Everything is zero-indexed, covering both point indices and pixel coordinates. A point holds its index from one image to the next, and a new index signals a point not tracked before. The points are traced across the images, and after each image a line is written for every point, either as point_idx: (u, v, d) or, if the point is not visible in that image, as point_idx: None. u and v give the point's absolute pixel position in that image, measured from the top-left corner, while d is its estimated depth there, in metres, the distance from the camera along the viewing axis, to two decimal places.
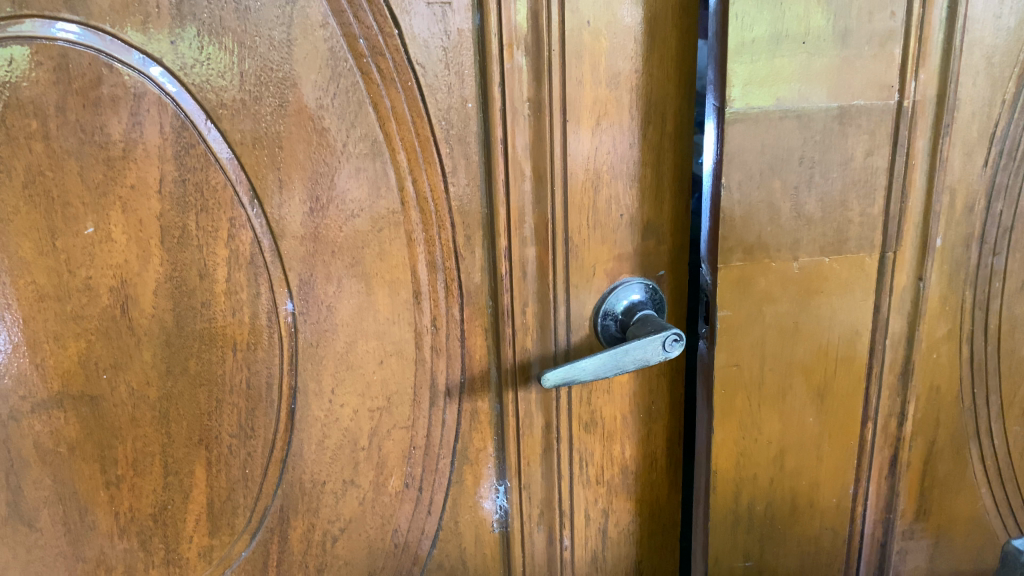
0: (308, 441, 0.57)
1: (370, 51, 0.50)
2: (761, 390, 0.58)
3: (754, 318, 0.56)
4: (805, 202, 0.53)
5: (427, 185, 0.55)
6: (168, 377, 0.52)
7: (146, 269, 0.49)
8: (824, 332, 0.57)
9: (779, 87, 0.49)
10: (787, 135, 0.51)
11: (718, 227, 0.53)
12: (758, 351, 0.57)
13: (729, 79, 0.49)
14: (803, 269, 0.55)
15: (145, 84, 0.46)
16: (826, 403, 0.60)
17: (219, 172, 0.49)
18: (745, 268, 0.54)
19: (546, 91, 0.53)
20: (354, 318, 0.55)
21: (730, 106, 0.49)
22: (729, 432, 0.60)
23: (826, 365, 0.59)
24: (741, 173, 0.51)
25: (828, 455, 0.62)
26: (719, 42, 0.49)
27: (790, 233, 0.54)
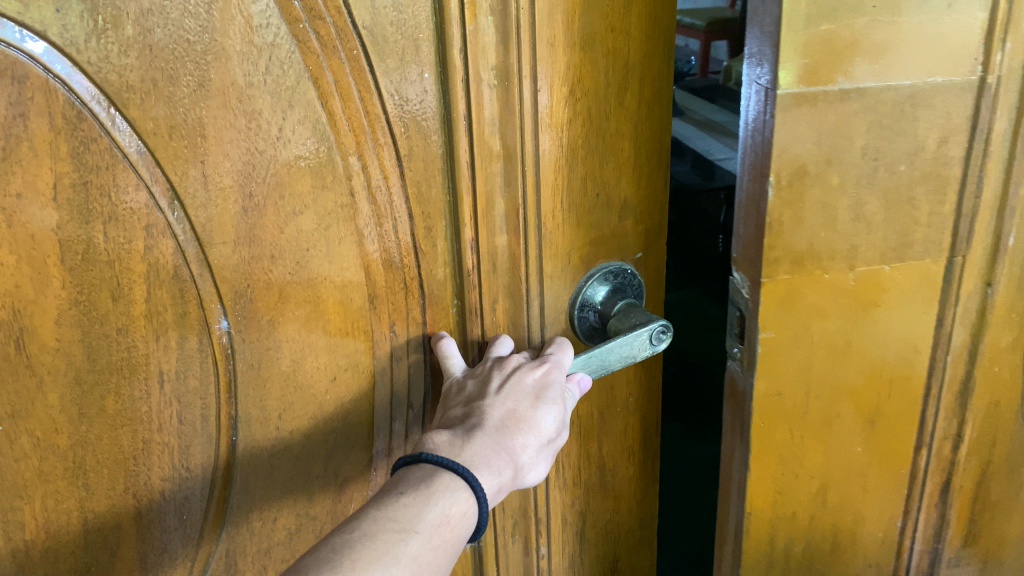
0: (255, 475, 0.49)
1: (307, 15, 0.41)
2: (804, 420, 0.53)
3: (800, 339, 0.50)
4: (866, 198, 0.47)
5: (380, 173, 0.47)
6: (81, 420, 0.42)
7: (44, 295, 0.39)
8: (878, 350, 0.52)
9: (841, 64, 0.42)
10: (849, 121, 0.44)
11: (764, 236, 0.46)
12: (803, 377, 0.51)
13: (784, 57, 0.41)
14: (858, 279, 0.49)
15: (27, 65, 0.36)
16: (874, 429, 0.55)
17: (129, 171, 0.40)
18: (793, 279, 0.48)
19: (516, 57, 0.46)
20: (302, 332, 0.47)
21: (783, 90, 0.42)
22: (767, 468, 0.54)
23: (875, 386, 0.54)
24: (792, 169, 0.44)
25: (874, 485, 0.58)
26: (769, 13, 0.41)
27: (846, 236, 0.48)
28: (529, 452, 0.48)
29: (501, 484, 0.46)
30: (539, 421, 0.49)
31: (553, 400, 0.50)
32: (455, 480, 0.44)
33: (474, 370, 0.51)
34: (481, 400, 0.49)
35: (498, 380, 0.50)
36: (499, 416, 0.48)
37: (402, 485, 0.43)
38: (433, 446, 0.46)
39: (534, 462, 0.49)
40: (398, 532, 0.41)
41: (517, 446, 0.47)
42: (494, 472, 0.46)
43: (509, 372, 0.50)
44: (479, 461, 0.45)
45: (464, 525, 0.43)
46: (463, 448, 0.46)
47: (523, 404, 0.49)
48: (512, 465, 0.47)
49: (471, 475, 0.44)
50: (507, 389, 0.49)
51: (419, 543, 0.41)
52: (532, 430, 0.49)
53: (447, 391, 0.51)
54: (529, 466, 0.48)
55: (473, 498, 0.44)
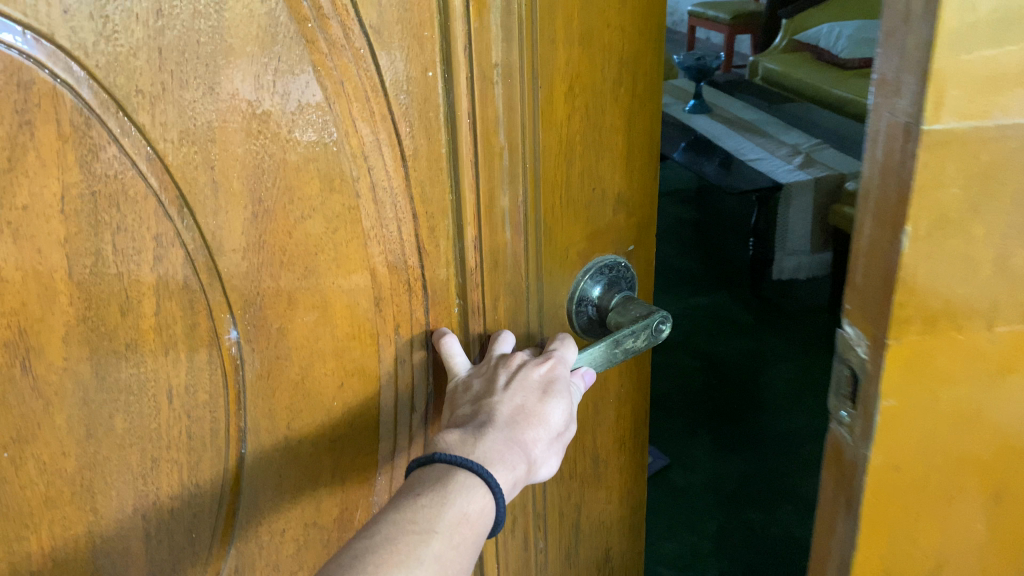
0: (263, 486, 0.48)
1: (315, 14, 0.40)
2: (921, 493, 0.47)
3: (926, 407, 0.44)
4: (1012, 252, 0.42)
5: (386, 173, 0.46)
6: (89, 442, 0.40)
7: (51, 312, 0.37)
8: (1008, 418, 0.46)
9: (999, 97, 0.37)
10: (1002, 166, 0.39)
11: (896, 291, 0.41)
12: (925, 447, 0.46)
13: (936, 89, 0.36)
14: (997, 343, 0.44)
15: (32, 69, 0.34)
16: (1000, 504, 0.49)
17: (138, 179, 0.38)
18: (919, 343, 0.43)
19: (517, 54, 0.46)
20: (310, 338, 0.46)
21: (930, 127, 0.37)
22: (875, 543, 0.48)
23: (1006, 460, 0.47)
24: (933, 214, 0.39)
25: (993, 563, 0.51)
26: (924, 36, 0.36)
27: (987, 294, 0.42)
28: (542, 447, 0.48)
29: (515, 480, 0.45)
30: (548, 416, 0.49)
31: (560, 394, 0.49)
32: (470, 477, 0.43)
33: (478, 368, 0.51)
34: (489, 398, 0.48)
35: (504, 378, 0.49)
36: (507, 411, 0.47)
37: (419, 483, 0.43)
38: (445, 444, 0.45)
39: (545, 457, 0.48)
40: (419, 533, 0.40)
41: (528, 442, 0.47)
42: (508, 467, 0.45)
43: (515, 369, 0.50)
44: (493, 456, 0.45)
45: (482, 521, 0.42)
46: (476, 445, 0.45)
47: (531, 400, 0.48)
48: (525, 460, 0.46)
49: (486, 471, 0.43)
50: (514, 386, 0.49)
51: (440, 543, 0.40)
52: (542, 425, 0.48)
53: (452, 393, 0.50)
54: (541, 461, 0.48)
55: (490, 494, 0.43)
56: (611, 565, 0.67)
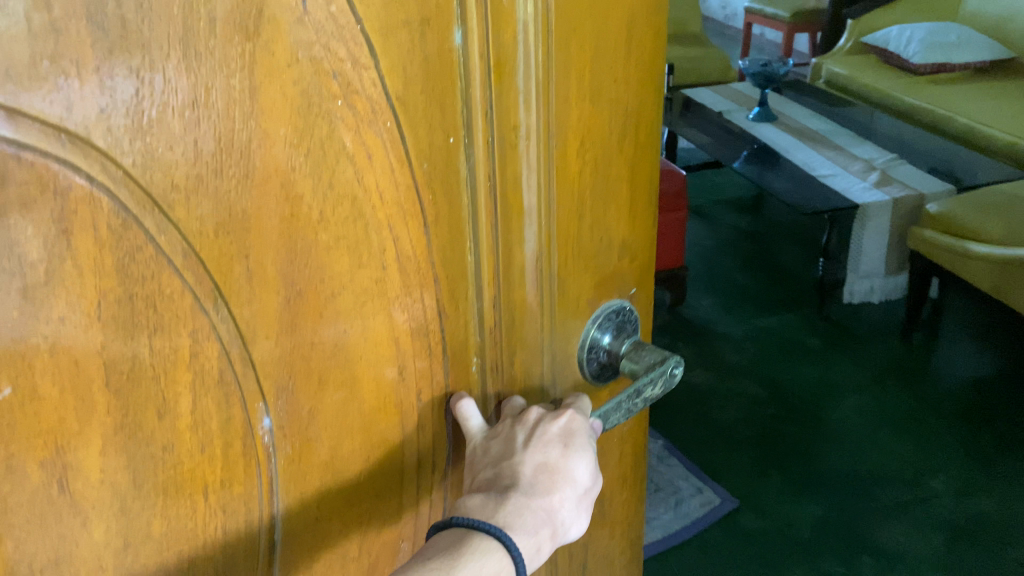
0: (294, 568, 0.47)
1: (344, 90, 0.39)
2: None
3: None
4: None
5: (410, 243, 0.45)
6: (127, 552, 0.38)
7: (88, 426, 0.35)
8: None
9: None
10: None
11: None
12: None
13: None
14: None
15: (68, 175, 0.32)
16: None
17: (174, 277, 0.36)
18: None
19: (535, 115, 0.46)
20: (339, 416, 0.45)
21: None
22: None
23: None
24: None
25: None
26: None
27: None
28: (566, 505, 0.48)
29: (536, 543, 0.46)
30: (571, 471, 0.49)
31: (580, 449, 0.49)
32: (486, 540, 0.44)
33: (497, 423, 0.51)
34: (509, 457, 0.49)
35: (523, 434, 0.49)
36: (529, 470, 0.48)
37: (438, 544, 0.44)
38: (465, 509, 0.46)
39: (569, 516, 0.49)
40: None
41: (550, 501, 0.48)
42: (532, 529, 0.46)
43: (534, 424, 0.50)
44: (515, 518, 0.46)
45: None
46: (496, 509, 0.46)
47: (551, 458, 0.49)
48: (548, 519, 0.47)
49: (503, 535, 0.44)
50: (534, 443, 0.49)
51: None
52: (565, 481, 0.49)
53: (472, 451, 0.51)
54: (564, 520, 0.48)
55: (507, 557, 0.44)
56: None
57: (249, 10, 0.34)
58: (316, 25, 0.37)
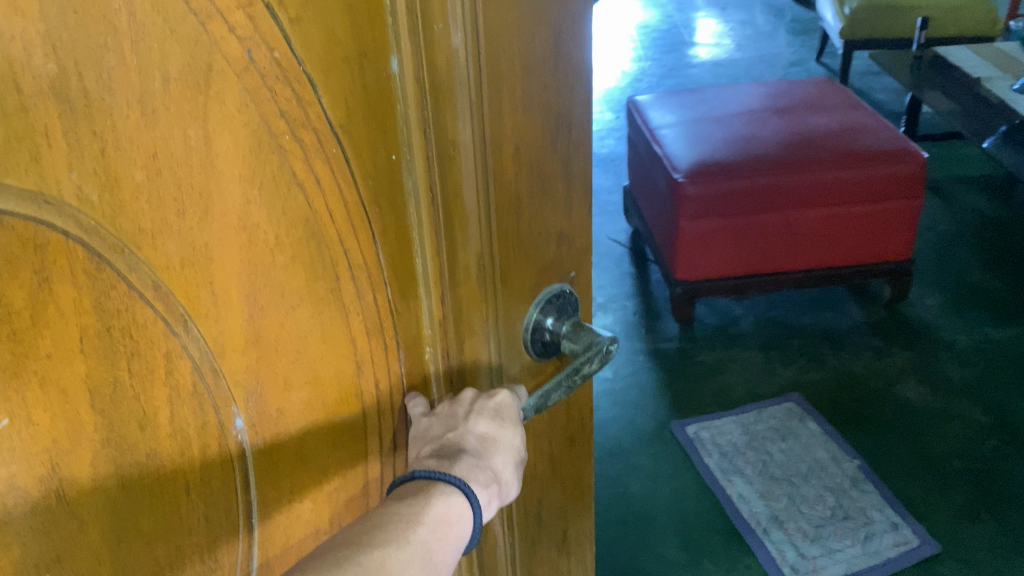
0: (273, 548, 0.51)
1: (292, 126, 0.43)
2: None
3: None
4: None
5: (360, 253, 0.49)
6: (121, 546, 0.43)
7: (78, 442, 0.40)
8: None
9: None
10: None
11: None
12: None
13: None
14: None
15: (46, 230, 0.35)
16: None
17: (147, 307, 0.40)
18: None
19: (473, 131, 0.48)
20: (305, 411, 0.49)
21: None
22: None
23: None
24: None
25: None
26: None
27: None
28: (509, 467, 0.55)
29: (487, 498, 0.53)
30: (516, 437, 0.56)
31: (515, 420, 0.56)
32: (448, 488, 0.51)
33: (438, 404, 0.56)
34: (455, 428, 0.55)
35: (466, 408, 0.55)
36: (478, 435, 0.54)
37: (401, 494, 0.51)
38: (424, 466, 0.53)
39: (511, 478, 0.56)
40: (405, 524, 0.48)
41: (492, 462, 0.55)
42: (479, 487, 0.53)
43: (473, 399, 0.56)
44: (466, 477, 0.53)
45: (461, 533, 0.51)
46: (452, 467, 0.53)
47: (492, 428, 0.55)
48: (492, 478, 0.54)
49: (463, 483, 0.51)
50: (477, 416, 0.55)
51: (425, 531, 0.48)
52: (510, 445, 0.55)
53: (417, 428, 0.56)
54: (508, 481, 0.55)
55: (466, 502, 0.51)
56: (569, 542, 0.75)
57: (199, 67, 0.38)
58: (262, 72, 0.41)
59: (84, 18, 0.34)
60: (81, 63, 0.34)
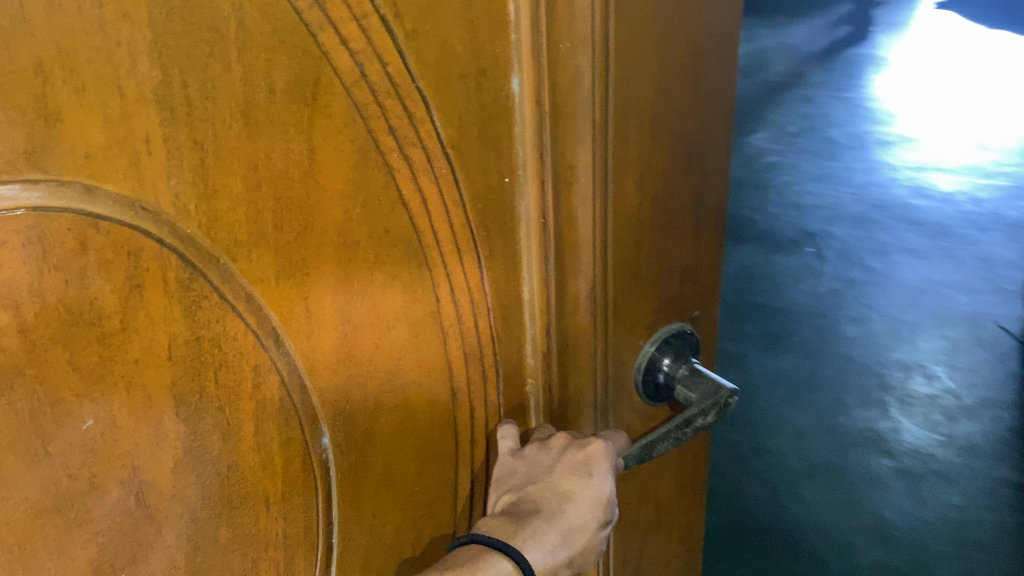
0: (352, 570, 0.50)
1: (400, 143, 0.41)
2: None
3: None
4: None
5: (464, 277, 0.47)
6: (196, 553, 0.43)
7: (160, 448, 0.39)
8: None
9: None
10: None
11: None
12: None
13: None
14: None
15: (143, 237, 0.35)
16: None
17: (238, 319, 0.39)
18: None
19: (596, 154, 0.45)
20: (394, 435, 0.48)
21: None
22: None
23: None
24: None
25: None
26: None
27: None
28: (589, 530, 0.50)
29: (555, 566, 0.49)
30: (596, 498, 0.50)
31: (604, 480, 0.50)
32: (504, 559, 0.47)
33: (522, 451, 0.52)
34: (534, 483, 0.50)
35: (549, 462, 0.51)
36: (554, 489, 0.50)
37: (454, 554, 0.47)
38: (488, 527, 0.48)
39: (588, 544, 0.51)
40: None
41: (563, 525, 0.50)
42: (542, 556, 0.48)
43: (560, 453, 0.51)
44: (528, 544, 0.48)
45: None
46: (518, 532, 0.48)
47: (575, 487, 0.50)
48: (561, 544, 0.49)
49: (521, 556, 0.46)
50: (560, 472, 0.50)
51: None
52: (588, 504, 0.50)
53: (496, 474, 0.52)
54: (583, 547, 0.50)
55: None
56: None
57: (307, 79, 0.37)
58: (373, 87, 0.39)
59: (191, 26, 0.33)
60: (186, 71, 0.33)
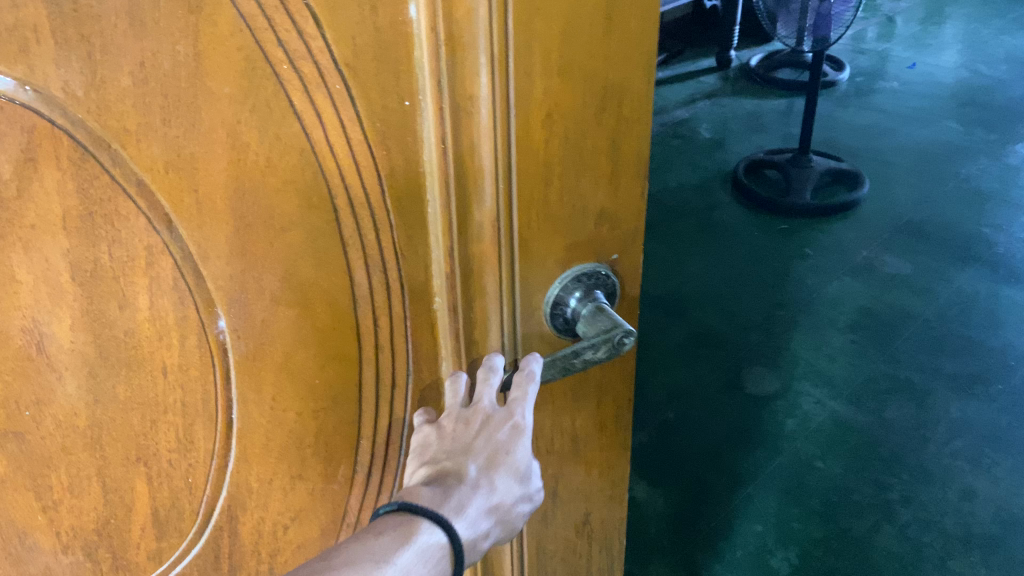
0: (252, 447, 0.55)
1: (291, 56, 0.44)
2: None
3: None
4: None
5: (363, 191, 0.50)
6: (96, 405, 0.49)
7: (59, 308, 0.46)
8: None
9: None
10: None
11: None
12: None
13: None
14: None
15: (36, 117, 0.41)
16: None
17: (130, 202, 0.44)
18: None
19: (494, 87, 0.48)
20: (292, 330, 0.52)
21: None
22: None
23: None
24: None
25: None
26: None
27: None
28: (511, 496, 0.53)
29: (479, 531, 0.51)
30: (520, 459, 0.54)
31: (524, 448, 0.55)
32: (433, 526, 0.49)
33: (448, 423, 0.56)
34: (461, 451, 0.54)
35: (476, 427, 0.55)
36: (484, 454, 0.54)
37: (385, 522, 0.49)
38: (415, 494, 0.50)
39: (511, 511, 0.54)
40: (377, 563, 0.46)
41: (494, 491, 0.53)
42: (472, 522, 0.51)
43: (484, 424, 0.55)
44: (456, 511, 0.50)
45: (439, 574, 0.48)
46: (445, 499, 0.51)
47: (498, 451, 0.54)
48: (488, 510, 0.52)
49: (450, 518, 0.50)
50: (485, 441, 0.54)
51: (396, 569, 0.46)
52: (516, 469, 0.54)
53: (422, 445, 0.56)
54: (507, 514, 0.53)
55: (449, 539, 0.49)
56: (591, 527, 0.73)
57: None
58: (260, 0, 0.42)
59: None
60: None
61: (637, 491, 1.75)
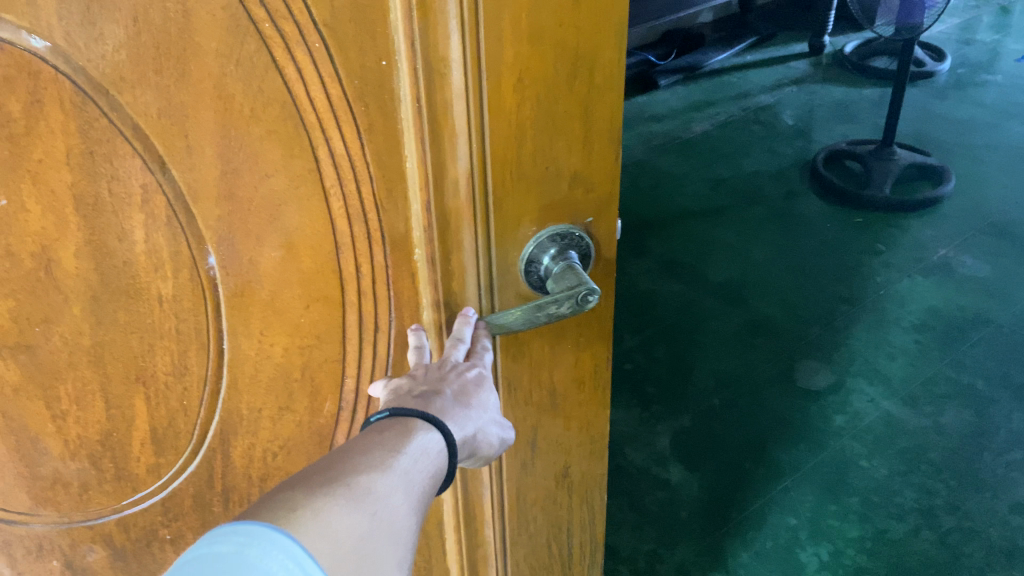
0: (242, 376, 0.60)
1: (273, 16, 0.48)
2: None
3: None
4: None
5: (342, 145, 0.54)
6: (99, 327, 0.55)
7: (64, 235, 0.52)
8: None
9: None
10: None
11: None
12: None
13: None
14: None
15: (41, 61, 0.46)
16: None
17: (126, 143, 0.49)
18: None
19: (465, 48, 0.51)
20: (278, 270, 0.57)
21: None
22: None
23: None
24: None
25: None
26: None
27: None
28: (489, 417, 0.59)
29: (464, 441, 0.56)
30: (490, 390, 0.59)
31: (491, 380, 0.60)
32: (426, 428, 0.54)
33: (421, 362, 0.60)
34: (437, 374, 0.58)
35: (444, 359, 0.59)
36: (457, 385, 0.57)
37: (379, 426, 0.53)
38: (404, 404, 0.55)
39: (485, 434, 0.59)
40: (382, 470, 0.48)
41: (476, 417, 0.57)
42: (459, 424, 0.56)
43: (452, 353, 0.59)
44: (444, 413, 0.55)
45: (437, 472, 0.52)
46: (433, 406, 0.55)
47: (473, 376, 0.59)
48: (471, 425, 0.57)
49: (442, 422, 0.54)
50: (460, 365, 0.59)
51: (396, 479, 0.49)
52: (489, 404, 0.59)
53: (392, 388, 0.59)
54: (483, 435, 0.59)
55: (443, 439, 0.54)
56: (571, 479, 0.77)
57: None
58: None
59: None
60: None
61: (674, 473, 1.53)
